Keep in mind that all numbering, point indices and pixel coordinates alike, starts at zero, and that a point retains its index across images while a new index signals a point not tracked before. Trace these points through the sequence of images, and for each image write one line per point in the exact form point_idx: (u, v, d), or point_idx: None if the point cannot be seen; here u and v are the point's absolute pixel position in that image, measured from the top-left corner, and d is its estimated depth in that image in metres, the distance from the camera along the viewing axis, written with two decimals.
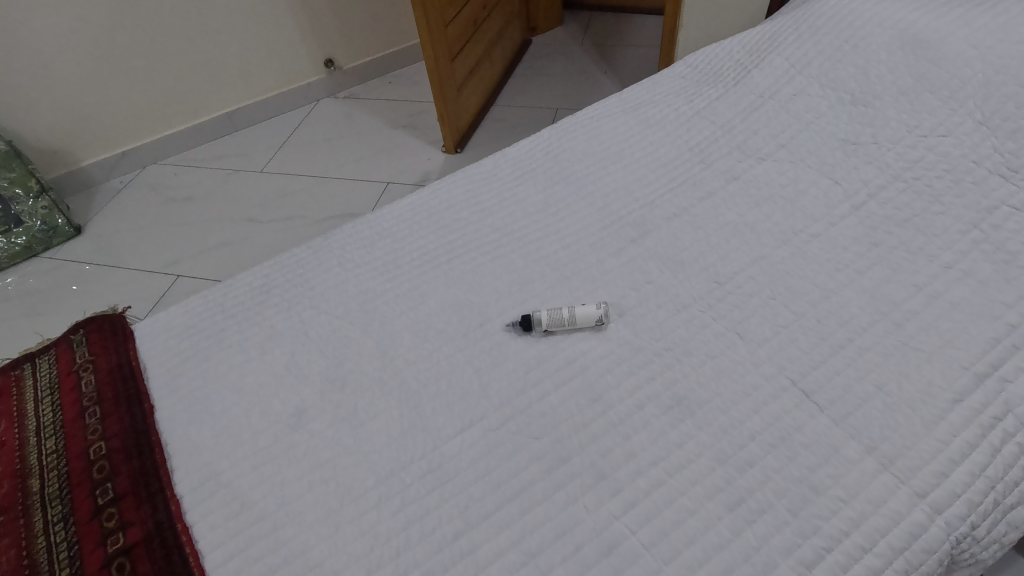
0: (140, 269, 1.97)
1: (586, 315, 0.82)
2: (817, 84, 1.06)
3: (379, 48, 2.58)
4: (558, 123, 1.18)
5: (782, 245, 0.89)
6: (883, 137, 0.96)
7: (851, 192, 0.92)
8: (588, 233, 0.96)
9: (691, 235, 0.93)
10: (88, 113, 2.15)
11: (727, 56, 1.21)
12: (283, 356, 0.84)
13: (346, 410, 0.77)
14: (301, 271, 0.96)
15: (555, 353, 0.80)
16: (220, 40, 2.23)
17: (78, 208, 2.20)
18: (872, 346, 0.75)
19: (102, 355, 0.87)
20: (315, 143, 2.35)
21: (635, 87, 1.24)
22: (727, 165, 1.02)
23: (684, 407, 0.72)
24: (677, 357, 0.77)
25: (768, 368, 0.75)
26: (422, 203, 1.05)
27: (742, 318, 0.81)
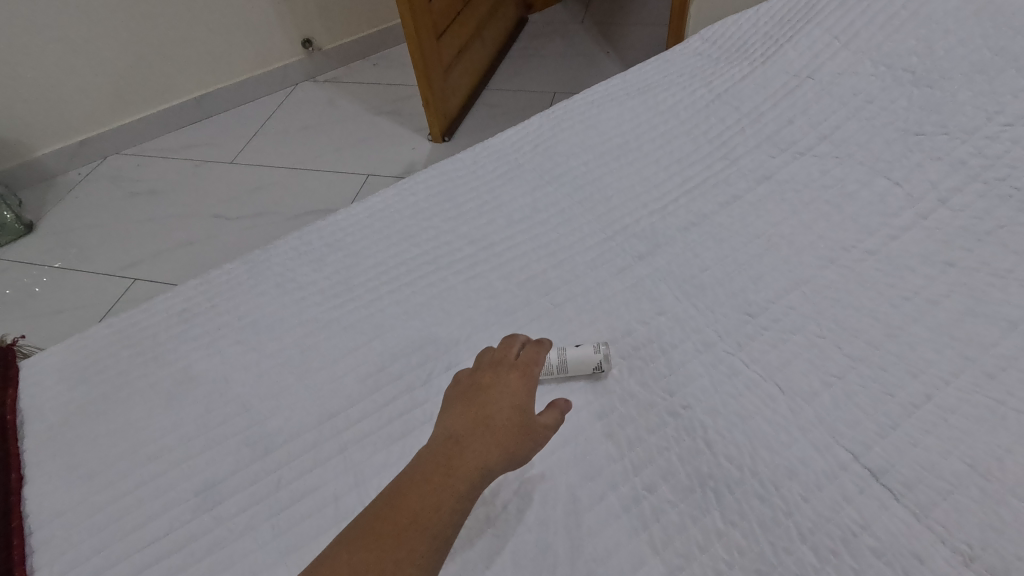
0: (94, 271, 1.79)
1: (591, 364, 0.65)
2: (867, 61, 0.86)
3: (362, 27, 2.37)
4: (552, 109, 0.99)
5: (829, 265, 0.70)
6: (953, 125, 0.76)
7: (915, 195, 0.73)
8: (584, 247, 0.78)
9: (712, 250, 0.74)
10: (45, 100, 1.95)
11: (752, 28, 1.01)
12: (197, 409, 0.66)
13: (269, 486, 0.59)
14: (231, 294, 0.78)
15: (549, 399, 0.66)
16: (184, 18, 2.02)
17: (31, 202, 2.01)
18: (958, 408, 0.56)
19: None
20: (291, 132, 2.16)
21: (642, 66, 1.05)
22: (756, 162, 0.83)
23: (709, 492, 0.55)
24: (697, 419, 0.60)
25: (818, 436, 0.57)
26: (384, 207, 0.87)
27: (781, 363, 0.63)
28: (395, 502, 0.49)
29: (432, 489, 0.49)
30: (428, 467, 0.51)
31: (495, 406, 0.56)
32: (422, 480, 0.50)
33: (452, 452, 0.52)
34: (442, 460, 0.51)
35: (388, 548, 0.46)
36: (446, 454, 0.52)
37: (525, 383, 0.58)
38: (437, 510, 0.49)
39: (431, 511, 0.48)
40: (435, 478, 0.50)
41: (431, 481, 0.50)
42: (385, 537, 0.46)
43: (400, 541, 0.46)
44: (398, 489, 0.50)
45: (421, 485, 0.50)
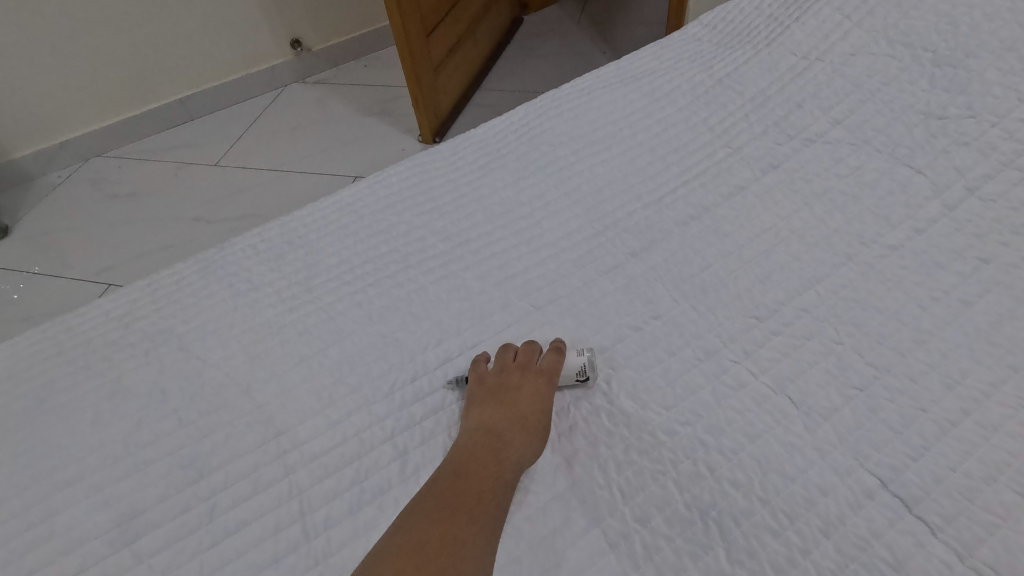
0: (68, 276, 1.71)
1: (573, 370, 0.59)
2: (883, 41, 0.78)
3: (352, 27, 2.32)
4: (539, 98, 0.91)
5: (846, 262, 0.62)
6: (982, 107, 0.68)
7: (940, 184, 0.65)
8: (571, 244, 0.70)
9: (714, 247, 0.66)
10: (23, 100, 1.89)
11: (755, 11, 0.94)
12: (128, 426, 0.58)
13: (202, 516, 0.51)
14: (178, 296, 0.70)
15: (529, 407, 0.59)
16: (166, 16, 1.96)
17: (8, 205, 1.94)
18: (1003, 426, 0.48)
19: None
20: (277, 133, 2.09)
21: (637, 52, 0.97)
22: (763, 150, 0.75)
23: (712, 525, 0.47)
24: (698, 438, 0.52)
25: (841, 459, 0.49)
26: (352, 202, 0.79)
27: (794, 374, 0.55)
28: (439, 498, 0.46)
29: (474, 485, 0.47)
30: (467, 466, 0.49)
31: (518, 403, 0.54)
32: (462, 479, 0.48)
33: (486, 450, 0.50)
34: (476, 459, 0.49)
35: (440, 543, 0.43)
36: (481, 454, 0.50)
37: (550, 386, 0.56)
38: (482, 505, 0.46)
39: (477, 505, 0.46)
40: (475, 474, 0.48)
41: (472, 477, 0.48)
42: (435, 532, 0.44)
43: (453, 535, 0.44)
44: (440, 487, 0.47)
45: (464, 482, 0.48)
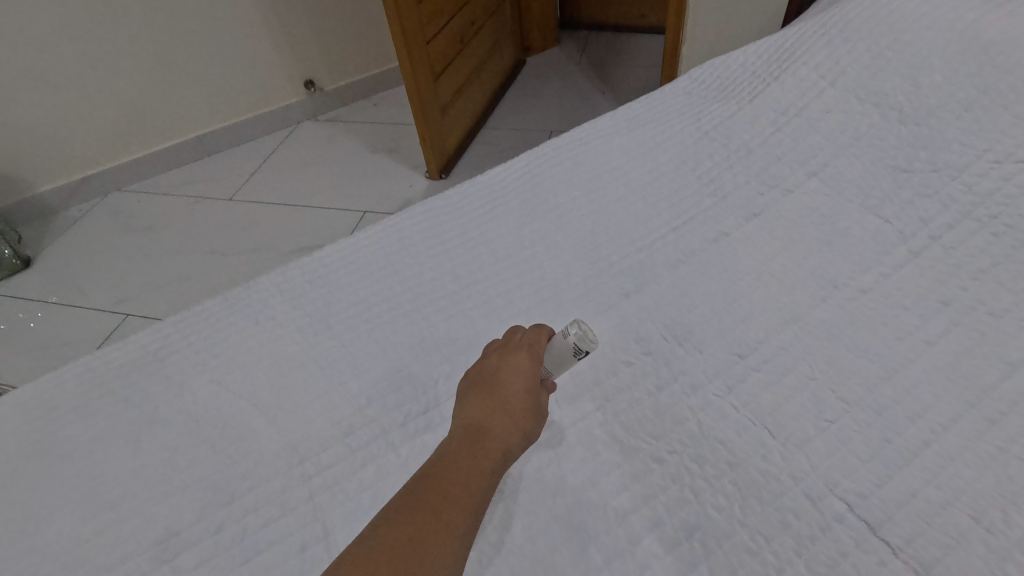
0: (87, 306, 1.78)
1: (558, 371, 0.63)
2: (854, 99, 0.86)
3: (362, 68, 2.43)
4: (541, 147, 0.99)
5: (821, 303, 0.68)
6: (943, 163, 0.75)
7: (907, 232, 0.71)
8: (570, 284, 0.76)
9: (701, 288, 0.72)
10: (49, 138, 1.99)
11: (740, 68, 1.02)
12: (164, 452, 0.63)
13: (233, 536, 0.56)
14: (208, 332, 0.76)
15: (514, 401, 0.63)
16: (186, 58, 2.08)
17: (30, 238, 2.02)
18: (959, 455, 0.53)
19: None
20: (290, 169, 2.18)
21: (631, 103, 1.05)
22: (746, 199, 0.81)
23: (697, 544, 0.52)
24: (684, 465, 0.57)
25: (814, 485, 0.54)
26: (368, 243, 0.85)
27: (773, 407, 0.60)
28: (431, 489, 0.48)
29: (465, 479, 0.50)
30: (458, 459, 0.51)
31: (510, 397, 0.56)
32: (453, 472, 0.50)
33: (477, 443, 0.52)
34: (466, 452, 0.51)
35: (432, 534, 0.45)
36: (472, 447, 0.52)
37: (532, 364, 0.60)
38: (472, 499, 0.49)
39: (463, 486, 0.49)
40: (466, 468, 0.50)
41: (463, 471, 0.50)
42: (422, 518, 0.46)
43: (439, 513, 0.47)
44: (432, 479, 0.49)
45: (450, 465, 0.50)
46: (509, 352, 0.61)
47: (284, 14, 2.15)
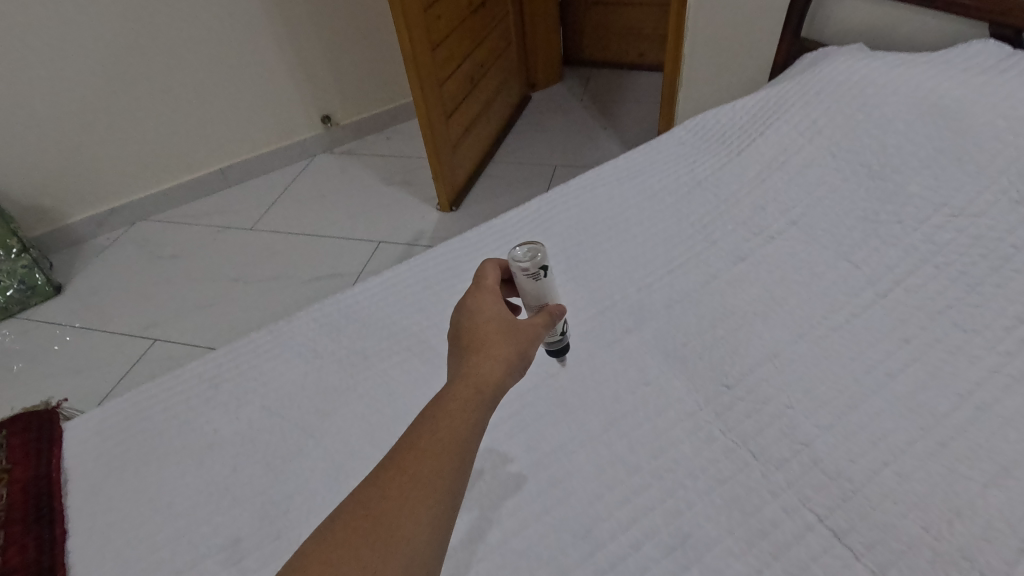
0: (116, 331, 1.88)
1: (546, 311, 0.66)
2: (829, 155, 0.96)
3: (376, 104, 2.56)
4: (550, 193, 1.09)
5: (798, 339, 0.78)
6: (906, 215, 0.85)
7: (874, 277, 0.81)
8: (578, 321, 0.86)
9: (694, 325, 0.82)
10: (81, 170, 2.11)
11: (729, 122, 1.13)
12: (225, 470, 0.73)
13: (289, 543, 0.65)
14: (256, 362, 0.85)
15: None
16: (211, 95, 2.21)
17: (61, 266, 2.13)
18: (913, 473, 0.63)
19: (21, 464, 0.76)
20: (308, 200, 2.29)
21: (631, 152, 1.16)
22: (733, 245, 0.92)
23: (688, 550, 0.61)
24: (679, 482, 0.66)
25: (790, 499, 0.63)
26: (396, 282, 0.96)
27: (755, 431, 0.69)
28: (434, 417, 0.51)
29: (454, 435, 0.50)
30: (446, 415, 0.51)
31: (492, 328, 0.60)
32: (441, 428, 0.50)
33: (465, 397, 0.53)
34: (454, 405, 0.52)
35: (442, 453, 0.49)
36: (459, 401, 0.53)
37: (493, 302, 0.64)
38: (468, 419, 0.52)
39: (458, 410, 0.52)
40: (459, 410, 0.52)
41: (452, 429, 0.51)
42: (425, 444, 0.49)
43: (439, 436, 0.50)
44: (419, 435, 0.50)
45: (443, 398, 0.53)
46: (472, 297, 0.65)
47: (303, 54, 2.29)
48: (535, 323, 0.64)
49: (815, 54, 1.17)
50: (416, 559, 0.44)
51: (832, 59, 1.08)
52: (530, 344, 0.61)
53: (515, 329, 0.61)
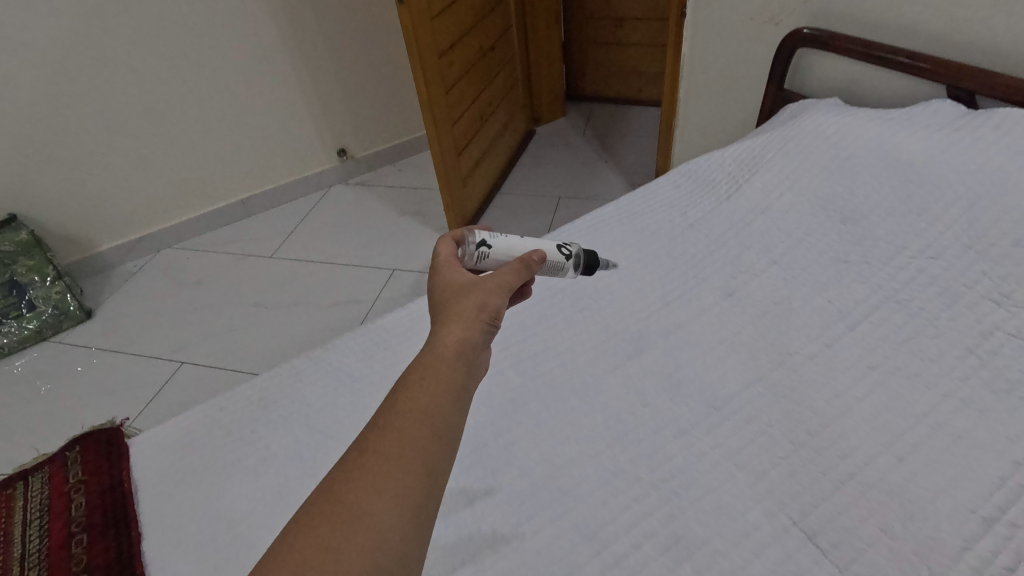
0: (144, 354, 1.98)
1: (514, 266, 0.71)
2: (807, 202, 1.08)
3: (389, 138, 2.69)
4: (557, 232, 1.21)
5: (778, 366, 0.88)
6: (872, 256, 0.97)
7: (845, 311, 0.93)
8: (584, 349, 0.97)
9: (688, 353, 0.93)
10: (111, 200, 2.24)
11: (718, 169, 1.26)
12: (276, 480, 0.83)
13: None
14: (298, 386, 0.96)
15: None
16: (234, 130, 2.34)
17: (90, 291, 2.24)
18: (874, 483, 0.73)
19: (95, 474, 0.88)
20: (324, 230, 2.42)
21: (630, 195, 1.28)
22: (722, 281, 1.03)
23: (681, 548, 0.70)
24: (673, 490, 0.76)
25: (769, 506, 0.73)
26: (421, 313, 1.07)
27: (740, 447, 0.80)
28: (402, 393, 0.56)
29: (414, 410, 0.54)
30: (407, 394, 0.55)
31: (459, 304, 0.65)
32: (402, 405, 0.54)
33: (425, 373, 0.57)
34: (415, 379, 0.57)
35: (410, 424, 0.53)
36: (420, 376, 0.57)
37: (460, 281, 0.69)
38: (432, 390, 0.56)
39: (425, 384, 0.56)
40: (425, 385, 0.56)
41: (412, 405, 0.54)
42: (394, 420, 0.53)
43: (406, 409, 0.54)
44: (382, 417, 0.54)
45: (412, 376, 0.57)
46: (440, 281, 0.70)
47: (321, 92, 2.43)
48: (500, 279, 0.69)
49: (796, 106, 1.30)
50: (385, 524, 0.47)
51: (809, 114, 1.21)
52: (492, 300, 0.66)
53: (475, 289, 0.66)
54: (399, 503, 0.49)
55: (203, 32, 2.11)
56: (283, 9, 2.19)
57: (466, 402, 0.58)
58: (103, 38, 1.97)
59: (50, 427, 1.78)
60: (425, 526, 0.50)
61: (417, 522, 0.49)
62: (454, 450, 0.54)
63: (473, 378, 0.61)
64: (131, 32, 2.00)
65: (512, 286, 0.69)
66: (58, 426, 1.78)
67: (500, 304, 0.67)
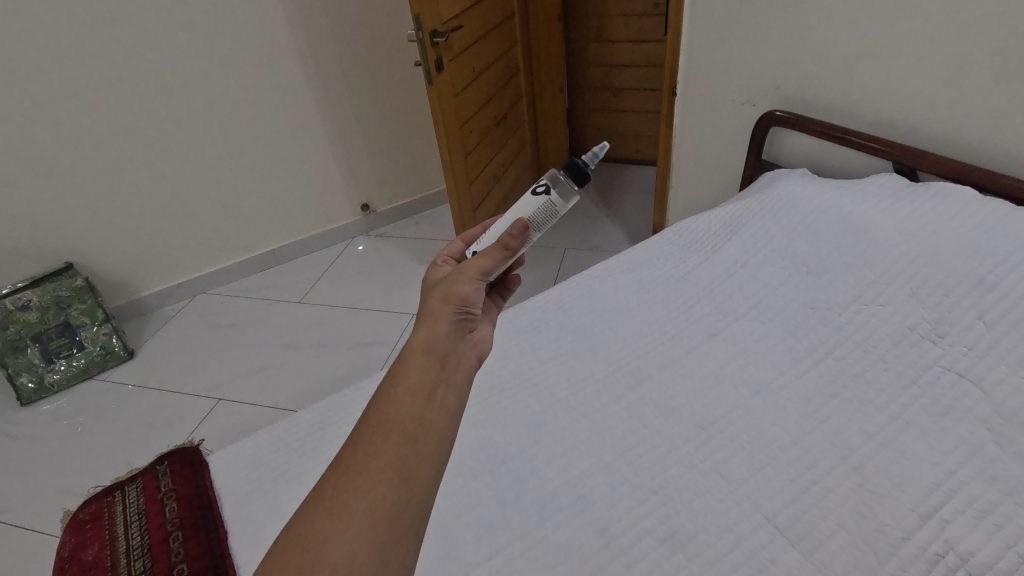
0: (183, 391, 2.15)
1: (485, 252, 0.76)
2: (779, 258, 1.28)
3: (409, 193, 2.93)
4: (569, 282, 1.40)
5: (756, 394, 1.06)
6: (834, 302, 1.16)
7: (811, 349, 1.11)
8: (594, 380, 1.14)
9: (681, 384, 1.11)
10: (155, 249, 2.45)
11: (706, 228, 1.47)
12: None
13: None
14: (350, 410, 1.13)
15: (502, 291, 0.91)
16: (269, 186, 2.57)
17: (132, 333, 2.43)
18: (833, 488, 0.90)
19: (183, 484, 1.05)
20: (349, 277, 2.62)
21: (631, 249, 1.49)
22: (708, 323, 1.22)
23: (676, 540, 0.87)
24: (669, 495, 0.93)
25: (748, 507, 0.89)
26: None
27: (724, 459, 0.97)
28: (378, 405, 0.61)
29: (382, 423, 0.59)
30: (376, 408, 0.60)
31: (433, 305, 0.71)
32: (371, 420, 0.59)
33: (395, 383, 0.62)
34: (386, 390, 0.62)
35: (383, 433, 0.58)
36: (389, 386, 0.63)
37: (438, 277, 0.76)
38: (404, 396, 0.61)
39: (398, 391, 0.62)
40: (399, 396, 0.61)
41: (380, 417, 0.59)
42: (369, 433, 0.58)
43: (380, 419, 0.59)
44: (355, 436, 0.59)
45: (388, 384, 0.63)
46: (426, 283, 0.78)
47: (350, 154, 2.67)
48: (469, 266, 0.74)
49: (772, 175, 1.51)
50: (360, 530, 0.52)
51: (780, 183, 1.42)
52: (458, 289, 0.72)
53: (445, 283, 0.73)
54: (370, 513, 0.53)
55: (249, 101, 2.36)
56: (320, 82, 2.45)
57: (439, 399, 0.63)
58: (162, 108, 2.22)
59: (97, 457, 1.92)
60: (405, 529, 0.54)
61: (394, 525, 0.54)
62: (428, 453, 0.59)
63: (449, 372, 0.67)
64: (185, 102, 2.25)
65: (484, 271, 0.74)
66: (103, 456, 1.93)
67: (469, 292, 0.73)
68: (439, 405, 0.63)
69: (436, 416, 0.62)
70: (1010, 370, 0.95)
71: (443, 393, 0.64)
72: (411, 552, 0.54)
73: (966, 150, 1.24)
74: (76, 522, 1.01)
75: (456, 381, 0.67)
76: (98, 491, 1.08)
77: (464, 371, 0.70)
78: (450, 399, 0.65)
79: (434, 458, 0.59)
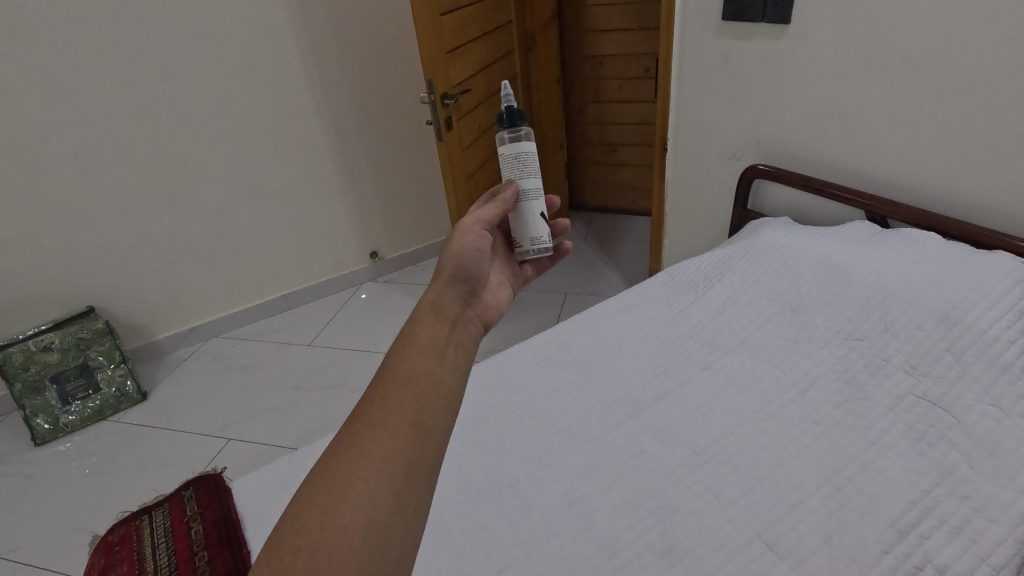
0: (194, 431, 2.20)
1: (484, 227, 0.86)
2: (764, 296, 1.38)
3: (416, 242, 3.06)
4: (570, 320, 1.50)
5: (746, 422, 1.14)
6: (815, 338, 1.26)
7: (795, 380, 1.20)
8: (595, 410, 1.22)
9: (676, 413, 1.18)
10: (172, 293, 2.56)
11: (697, 271, 1.58)
12: None
13: None
14: None
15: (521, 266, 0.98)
16: (284, 234, 2.70)
17: (145, 375, 2.50)
18: (818, 506, 0.97)
19: (210, 508, 1.12)
20: (358, 321, 2.72)
21: (627, 291, 1.60)
22: (701, 357, 1.31)
23: (672, 554, 0.93)
24: (667, 514, 0.99)
25: (740, 524, 0.96)
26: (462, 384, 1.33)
27: (717, 481, 1.04)
28: (391, 365, 0.64)
29: (396, 379, 0.62)
30: (391, 367, 0.63)
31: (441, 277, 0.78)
32: (387, 376, 0.63)
33: (407, 344, 0.66)
34: (399, 347, 0.66)
35: (396, 390, 0.61)
36: (402, 345, 0.66)
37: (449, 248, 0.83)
38: (416, 355, 0.65)
39: (410, 349, 0.65)
40: (411, 357, 0.64)
41: (395, 374, 0.62)
42: (384, 390, 0.61)
43: (394, 377, 0.62)
44: (371, 392, 0.61)
45: (401, 344, 0.67)
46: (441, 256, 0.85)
47: (363, 205, 2.82)
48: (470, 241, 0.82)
49: (755, 224, 1.63)
50: (377, 479, 0.54)
51: (764, 230, 1.54)
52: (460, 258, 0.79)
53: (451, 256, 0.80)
54: (388, 459, 0.56)
55: (267, 156, 2.53)
56: (337, 139, 2.63)
57: (449, 357, 0.67)
58: (187, 162, 2.38)
59: (108, 495, 1.96)
60: (419, 474, 0.57)
61: (409, 472, 0.56)
62: (438, 408, 0.62)
63: (457, 333, 0.72)
64: (208, 156, 2.41)
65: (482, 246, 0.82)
66: (113, 494, 1.96)
67: (472, 259, 0.80)
68: (448, 364, 0.66)
69: (446, 374, 0.65)
70: (979, 397, 1.04)
71: (452, 353, 0.68)
72: (426, 497, 0.57)
73: (930, 199, 1.36)
74: (105, 544, 1.06)
75: (464, 341, 0.71)
76: (125, 515, 1.14)
77: (472, 333, 0.75)
78: (459, 358, 0.69)
79: (444, 413, 0.62)
